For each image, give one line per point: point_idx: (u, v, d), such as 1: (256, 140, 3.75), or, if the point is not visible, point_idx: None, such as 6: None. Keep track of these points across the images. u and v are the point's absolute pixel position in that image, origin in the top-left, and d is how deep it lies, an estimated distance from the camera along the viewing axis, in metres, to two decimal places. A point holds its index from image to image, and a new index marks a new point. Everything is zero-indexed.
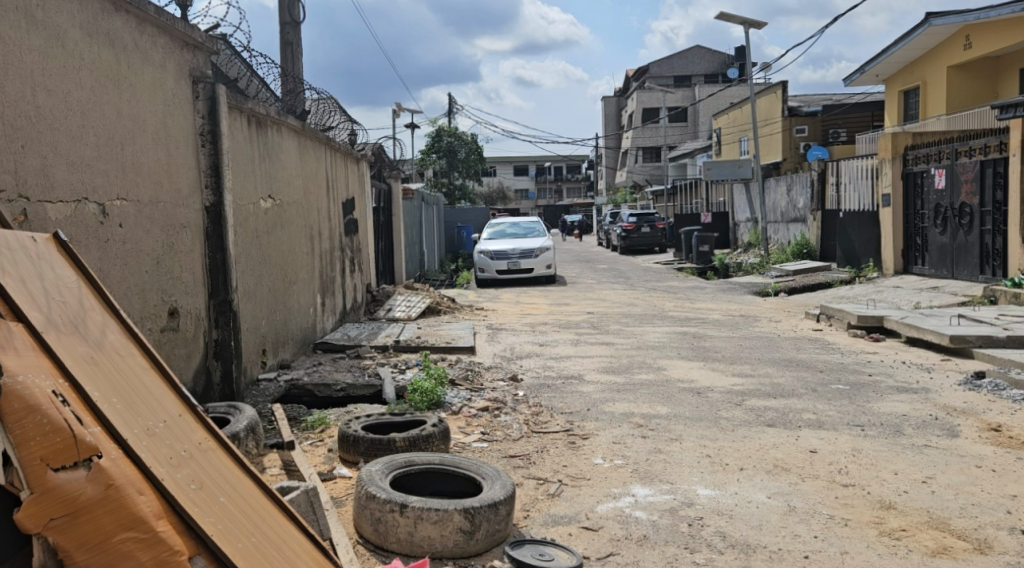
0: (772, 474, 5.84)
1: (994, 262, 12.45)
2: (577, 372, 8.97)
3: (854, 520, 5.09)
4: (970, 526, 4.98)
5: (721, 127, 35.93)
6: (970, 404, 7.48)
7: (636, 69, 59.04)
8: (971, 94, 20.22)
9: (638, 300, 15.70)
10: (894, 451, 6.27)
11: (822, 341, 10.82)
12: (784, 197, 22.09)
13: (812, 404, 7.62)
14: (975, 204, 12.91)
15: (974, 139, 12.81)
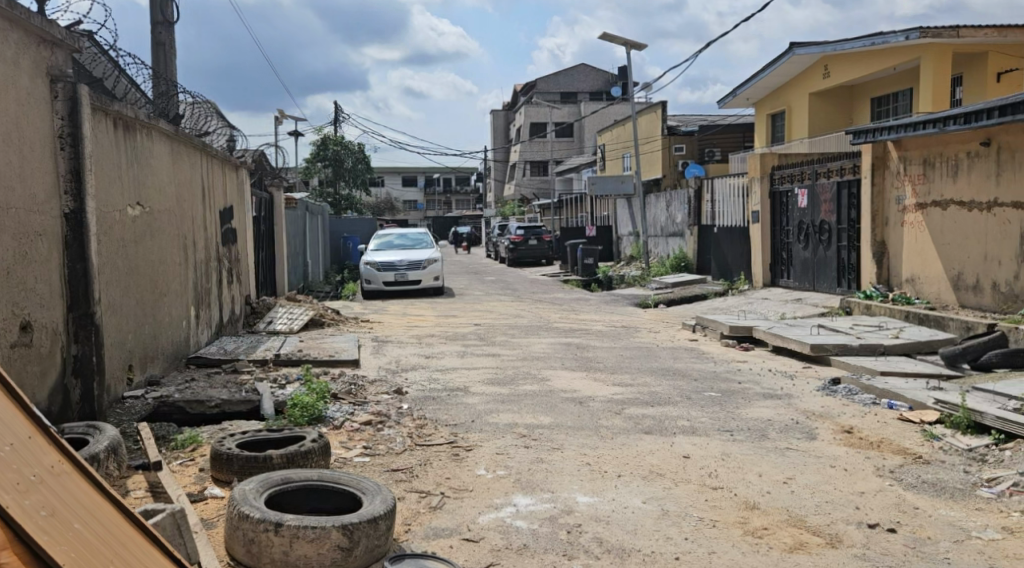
0: (648, 479, 6.08)
1: (850, 275, 13.29)
2: (462, 383, 9.04)
3: (721, 521, 5.35)
4: (823, 522, 5.32)
5: (605, 143, 36.86)
6: (827, 409, 7.97)
7: (523, 85, 59.87)
8: (830, 119, 21.51)
9: (525, 311, 15.93)
10: (759, 455, 6.63)
11: (697, 351, 11.28)
12: (664, 212, 22.88)
13: (686, 411, 7.96)
14: (833, 221, 13.75)
15: (832, 161, 13.68)
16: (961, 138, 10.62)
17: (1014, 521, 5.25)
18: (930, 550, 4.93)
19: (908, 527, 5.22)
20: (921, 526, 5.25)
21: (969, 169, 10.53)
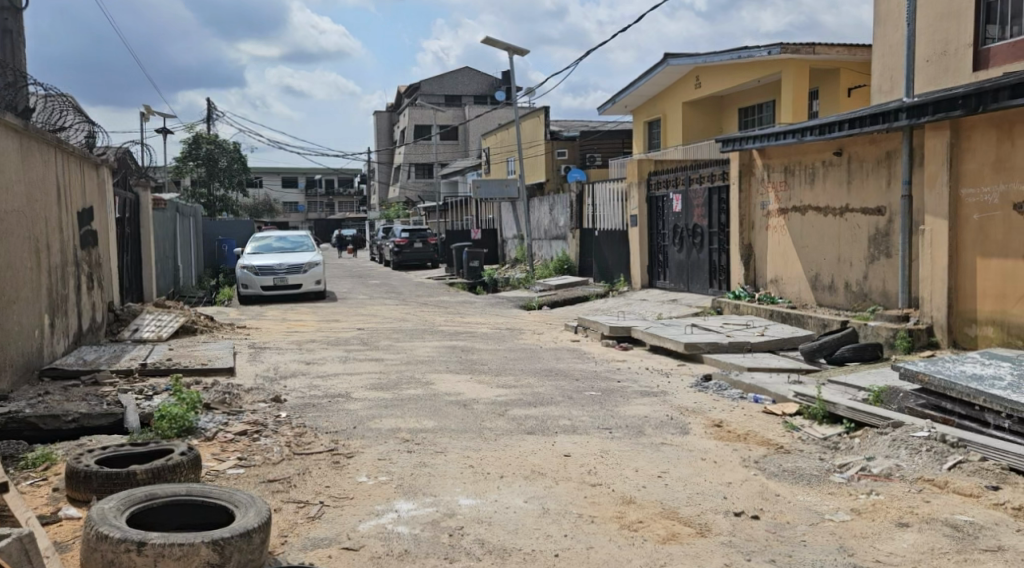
0: (530, 479, 6.14)
1: (720, 277, 13.85)
2: (344, 389, 8.90)
3: (600, 516, 5.47)
4: (694, 513, 5.52)
5: (490, 147, 37.06)
6: (700, 404, 8.27)
7: (406, 87, 59.44)
8: (701, 128, 22.33)
9: (409, 315, 15.83)
10: (636, 450, 6.81)
11: (578, 351, 11.49)
12: (547, 215, 23.19)
13: (568, 410, 8.10)
14: (704, 225, 14.29)
15: (703, 168, 14.22)
16: (818, 148, 11.23)
17: (863, 503, 5.58)
18: (790, 534, 5.19)
19: (770, 514, 5.48)
20: (781, 511, 5.52)
21: (824, 177, 11.15)
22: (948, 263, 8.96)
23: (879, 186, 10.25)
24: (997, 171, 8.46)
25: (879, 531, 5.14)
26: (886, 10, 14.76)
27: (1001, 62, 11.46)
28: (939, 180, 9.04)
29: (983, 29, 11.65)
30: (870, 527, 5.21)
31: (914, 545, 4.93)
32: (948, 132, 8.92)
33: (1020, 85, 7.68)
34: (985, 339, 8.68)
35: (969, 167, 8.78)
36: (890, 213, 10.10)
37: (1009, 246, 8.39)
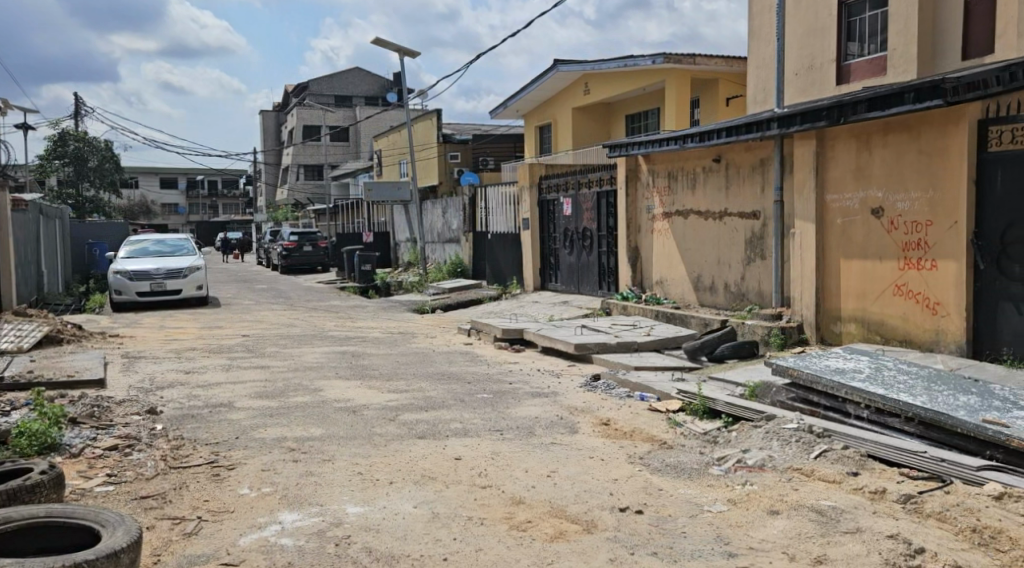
0: (419, 484, 6.07)
1: (609, 279, 14.10)
2: (226, 399, 8.57)
3: (489, 518, 5.45)
4: (582, 510, 5.57)
5: (381, 148, 36.63)
6: (588, 403, 8.37)
7: (294, 86, 58.10)
8: (590, 133, 22.73)
9: (297, 320, 15.43)
10: (526, 451, 6.83)
11: (470, 354, 11.47)
12: (439, 218, 23.10)
13: (459, 414, 8.05)
14: (593, 228, 14.52)
15: (592, 173, 14.45)
16: (698, 155, 11.58)
17: (738, 494, 5.77)
18: (671, 527, 5.30)
19: (653, 508, 5.60)
20: (663, 505, 5.64)
21: (704, 182, 11.51)
22: (814, 264, 9.39)
23: (754, 192, 10.65)
24: (858, 179, 8.92)
25: (753, 520, 5.32)
26: (759, 24, 15.40)
27: (861, 75, 13.95)
28: (807, 186, 9.46)
29: (845, 46, 14.14)
30: (745, 516, 5.39)
31: (784, 531, 5.12)
32: (814, 142, 9.34)
33: (876, 99, 8.12)
34: (849, 336, 9.13)
35: (833, 174, 9.22)
36: (764, 218, 10.51)
37: (868, 249, 8.85)
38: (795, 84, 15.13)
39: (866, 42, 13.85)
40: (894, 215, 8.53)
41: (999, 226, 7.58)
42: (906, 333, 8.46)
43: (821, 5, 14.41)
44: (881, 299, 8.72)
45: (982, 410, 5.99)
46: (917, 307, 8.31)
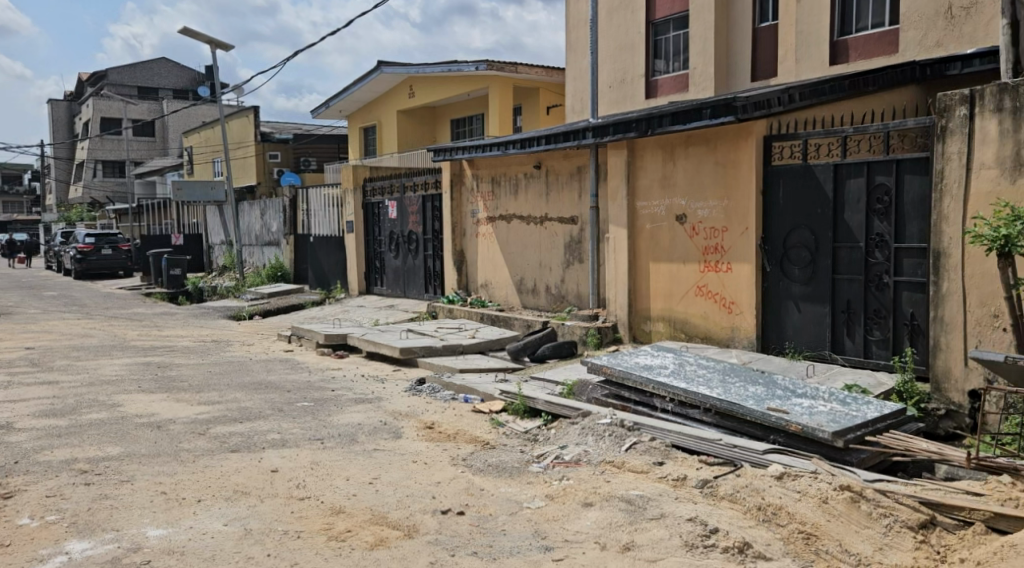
0: (231, 500, 5.75)
1: (435, 282, 14.06)
2: (5, 420, 7.77)
3: (306, 530, 5.24)
4: (404, 515, 5.48)
5: (192, 145, 34.79)
6: (413, 408, 8.28)
7: (91, 76, 54.06)
8: (414, 136, 22.63)
9: (95, 331, 14.31)
10: (348, 459, 6.65)
11: (290, 361, 11.06)
12: (257, 220, 22.20)
13: (276, 424, 7.72)
14: (419, 232, 14.41)
15: (417, 176, 14.36)
16: (519, 162, 11.77)
17: (556, 488, 5.88)
18: (492, 525, 5.31)
19: (474, 508, 5.59)
20: (484, 504, 5.65)
21: (526, 187, 11.70)
22: (626, 267, 9.76)
23: (572, 198, 10.95)
24: (664, 187, 9.35)
25: (568, 513, 5.43)
26: (576, 36, 15.85)
27: (666, 90, 14.72)
28: (619, 193, 9.83)
29: (652, 62, 14.86)
30: (561, 509, 5.49)
31: (596, 522, 5.26)
32: (625, 151, 9.71)
33: (678, 113, 8.55)
34: (658, 334, 9.55)
35: (643, 182, 9.62)
36: (581, 222, 10.82)
37: (674, 252, 9.28)
38: (608, 96, 15.70)
39: (671, 60, 14.60)
40: (696, 221, 8.98)
41: (783, 232, 8.17)
42: (706, 330, 8.94)
43: (630, 23, 15.07)
44: (685, 299, 9.17)
45: (768, 399, 6.40)
46: (716, 306, 8.80)
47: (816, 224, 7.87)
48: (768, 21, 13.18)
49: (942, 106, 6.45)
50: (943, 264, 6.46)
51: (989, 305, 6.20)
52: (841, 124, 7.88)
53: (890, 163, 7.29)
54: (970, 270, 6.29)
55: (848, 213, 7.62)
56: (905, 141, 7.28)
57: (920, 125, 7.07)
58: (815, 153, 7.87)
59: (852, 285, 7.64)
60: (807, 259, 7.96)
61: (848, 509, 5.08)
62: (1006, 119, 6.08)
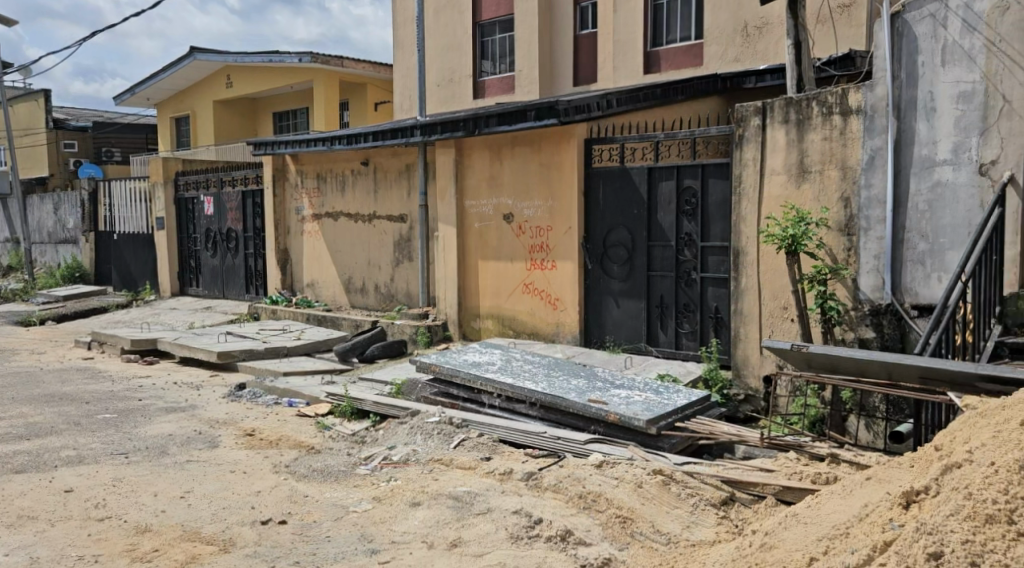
0: (15, 527, 5.36)
1: (257, 282, 13.65)
2: None
3: (106, 553, 4.99)
4: (218, 529, 5.33)
5: None
6: (232, 414, 8.03)
7: None
8: (232, 128, 21.83)
9: None
10: (156, 473, 6.37)
11: (90, 370, 10.39)
12: (50, 217, 20.62)
13: (72, 440, 7.26)
14: (239, 229, 13.94)
15: (235, 171, 13.88)
16: (346, 159, 11.63)
17: (383, 490, 5.92)
18: (315, 532, 5.29)
19: (296, 516, 5.53)
20: (308, 512, 5.61)
21: (353, 185, 11.59)
22: (455, 265, 9.90)
23: (399, 196, 10.98)
24: (491, 187, 9.56)
25: (395, 514, 5.49)
26: (403, 34, 15.85)
27: (492, 91, 15.02)
28: (447, 192, 9.95)
29: (479, 63, 15.12)
30: (388, 511, 5.55)
31: (423, 521, 5.35)
32: (452, 150, 9.83)
33: (504, 114, 8.76)
34: (487, 331, 9.75)
35: (470, 182, 9.79)
36: (410, 221, 10.86)
37: (501, 250, 9.52)
38: (437, 94, 15.80)
39: (498, 61, 14.91)
40: (521, 221, 9.25)
41: (602, 231, 8.58)
42: (533, 326, 9.23)
43: (457, 23, 15.23)
44: (512, 296, 9.42)
45: (589, 391, 6.72)
46: (542, 303, 9.10)
47: (633, 224, 8.32)
48: (588, 29, 13.71)
49: (739, 116, 7.00)
50: (742, 261, 7.02)
51: (781, 298, 6.80)
52: (654, 130, 8.36)
53: (697, 168, 7.82)
54: (765, 267, 6.88)
55: (661, 214, 8.12)
56: (709, 147, 7.75)
57: (722, 133, 7.62)
58: (630, 157, 8.30)
59: (664, 282, 8.14)
60: (624, 257, 8.40)
61: (660, 492, 5.45)
62: (792, 129, 6.69)
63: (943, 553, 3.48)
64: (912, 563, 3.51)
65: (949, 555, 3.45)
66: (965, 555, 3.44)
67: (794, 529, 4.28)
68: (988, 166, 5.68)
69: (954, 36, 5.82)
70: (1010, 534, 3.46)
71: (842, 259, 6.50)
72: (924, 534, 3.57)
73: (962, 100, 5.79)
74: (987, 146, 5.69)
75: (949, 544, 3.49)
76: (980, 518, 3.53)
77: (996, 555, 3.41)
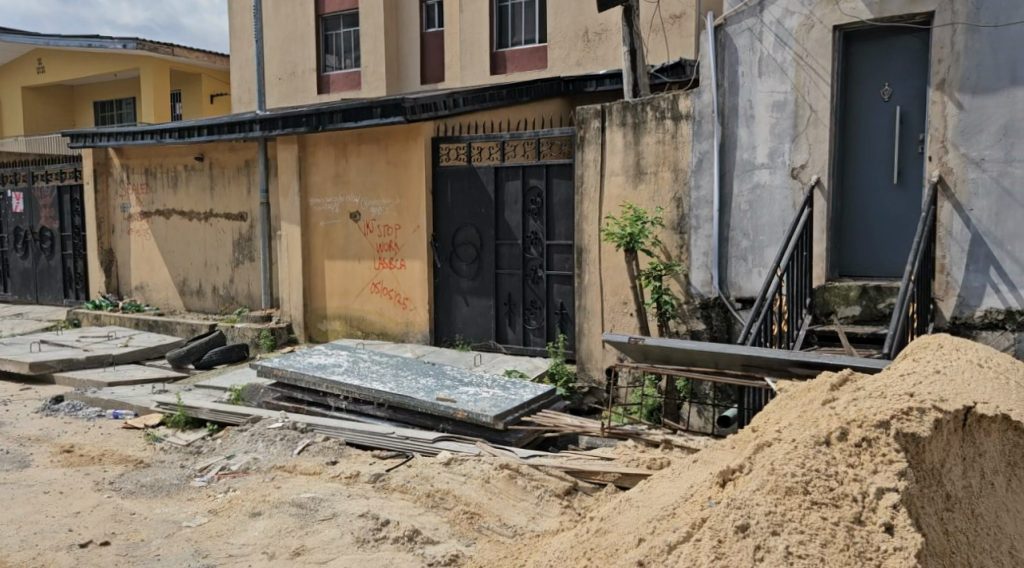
0: None
1: (76, 285, 12.81)
2: None
3: None
4: (29, 556, 4.99)
5: None
6: (46, 431, 7.51)
7: None
8: (46, 117, 20.29)
9: None
10: None
11: None
12: None
13: None
14: (54, 228, 13.04)
15: (50, 164, 12.99)
16: (179, 152, 11.12)
17: (219, 502, 5.73)
18: (143, 552, 5.05)
19: (121, 536, 5.26)
20: (133, 531, 5.34)
21: (187, 181, 11.11)
22: (300, 264, 9.68)
23: (239, 193, 10.61)
24: (337, 184, 9.40)
25: (233, 526, 5.33)
26: (240, 24, 15.29)
27: (337, 86, 14.80)
28: (290, 189, 9.70)
29: (324, 57, 14.83)
30: (225, 524, 5.38)
31: (264, 531, 5.23)
32: (295, 146, 9.60)
33: (349, 111, 8.59)
34: (334, 332, 9.59)
35: (314, 180, 9.59)
36: (251, 219, 10.53)
37: (348, 250, 9.39)
38: (279, 88, 15.33)
39: (343, 56, 14.72)
40: (369, 219, 9.15)
41: (451, 230, 8.64)
42: (381, 326, 9.16)
43: (298, 15, 14.85)
44: (361, 296, 9.31)
45: (438, 389, 6.76)
46: (390, 302, 9.05)
47: (481, 223, 8.43)
48: (434, 27, 13.77)
49: (580, 119, 7.23)
50: (584, 259, 7.27)
51: (620, 293, 7.08)
52: (500, 130, 8.50)
53: (542, 168, 8.00)
54: (606, 264, 7.14)
55: (508, 213, 8.27)
56: (553, 148, 7.96)
57: (565, 134, 7.82)
58: (477, 156, 8.39)
59: (512, 279, 8.31)
60: (473, 256, 8.50)
61: (506, 486, 5.57)
62: (629, 133, 6.98)
63: (749, 525, 3.66)
64: (722, 537, 3.67)
65: (754, 527, 3.64)
66: (768, 524, 3.63)
67: (626, 513, 4.49)
68: (799, 170, 6.17)
69: (768, 50, 6.27)
70: (806, 503, 3.69)
71: (675, 255, 6.85)
72: (733, 509, 3.74)
73: (776, 108, 6.25)
74: (798, 151, 6.17)
75: (754, 516, 3.68)
76: (781, 491, 3.75)
77: (794, 523, 3.63)
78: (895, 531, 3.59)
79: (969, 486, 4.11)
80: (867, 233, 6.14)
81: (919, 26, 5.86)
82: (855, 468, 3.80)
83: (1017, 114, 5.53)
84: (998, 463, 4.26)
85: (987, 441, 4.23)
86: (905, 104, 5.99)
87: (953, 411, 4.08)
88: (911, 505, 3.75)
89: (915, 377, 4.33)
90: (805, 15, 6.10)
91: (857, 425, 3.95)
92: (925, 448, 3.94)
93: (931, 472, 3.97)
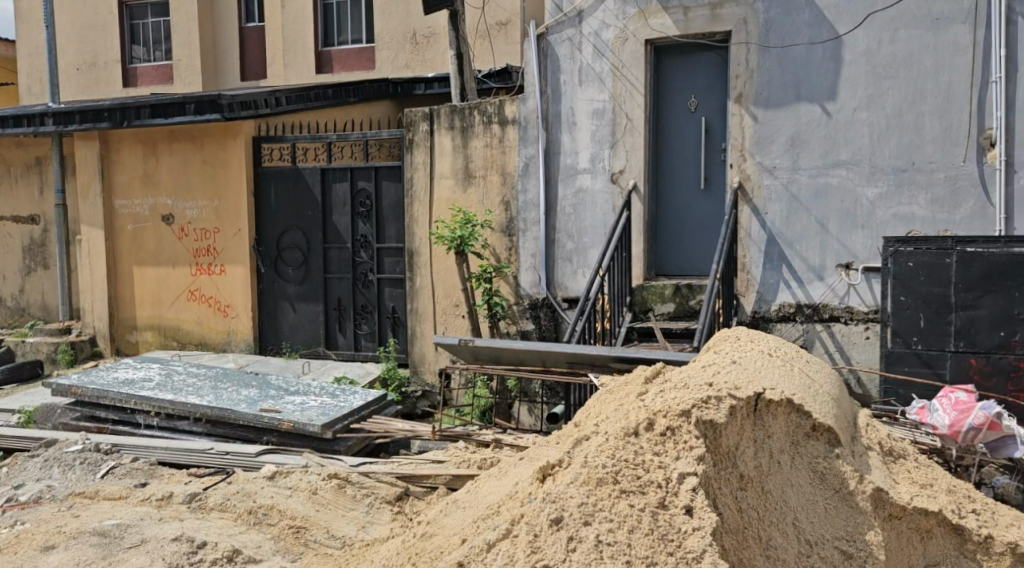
0: None
1: None
2: None
3: None
4: None
5: None
6: None
7: None
8: None
9: None
10: None
11: None
12: None
13: None
14: None
15: None
16: None
17: (5, 538, 5.15)
18: None
19: None
20: None
21: None
22: (103, 271, 8.93)
23: (29, 194, 9.63)
24: (145, 185, 8.76)
25: (21, 563, 4.81)
26: (27, 8, 13.90)
27: (145, 80, 13.82)
28: (89, 190, 8.93)
29: (129, 48, 13.78)
30: (12, 561, 4.84)
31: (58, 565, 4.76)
32: (94, 143, 8.85)
33: (157, 106, 8.04)
34: (145, 344, 8.93)
35: (119, 180, 8.89)
36: (43, 222, 9.58)
37: (159, 255, 8.78)
38: (75, 80, 13.99)
39: (151, 48, 13.77)
40: (182, 222, 8.61)
41: (275, 233, 8.30)
42: (200, 336, 8.64)
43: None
44: (175, 304, 8.74)
45: (261, 400, 6.47)
46: (209, 311, 8.56)
47: (307, 226, 8.17)
48: (254, 22, 13.24)
49: (408, 121, 7.18)
50: (416, 262, 7.23)
51: (452, 296, 7.10)
52: (327, 130, 8.35)
53: (370, 170, 7.87)
54: (436, 265, 7.14)
55: (336, 215, 8.07)
56: (382, 150, 7.85)
57: (393, 136, 7.75)
58: (302, 157, 8.13)
59: (342, 283, 8.11)
60: (299, 259, 8.23)
61: (336, 496, 5.44)
62: (457, 136, 7.02)
63: (563, 517, 3.75)
64: (538, 531, 3.75)
65: (568, 519, 3.74)
66: (580, 515, 3.74)
67: (454, 514, 4.52)
68: (618, 174, 6.49)
69: (587, 60, 6.53)
70: (615, 492, 3.81)
71: (504, 257, 6.97)
72: (548, 502, 3.83)
73: (596, 116, 6.53)
74: (616, 157, 6.48)
75: (568, 509, 3.78)
76: (594, 481, 3.86)
77: (604, 512, 3.74)
78: (695, 512, 3.74)
79: (760, 465, 4.20)
80: (683, 234, 6.56)
81: (719, 43, 6.33)
82: (661, 456, 3.96)
83: (802, 126, 6.11)
84: (783, 443, 4.32)
85: (775, 423, 4.32)
86: (710, 115, 6.45)
87: (746, 398, 4.21)
88: (708, 487, 3.92)
89: (715, 367, 4.51)
90: (620, 28, 6.42)
91: (663, 415, 4.11)
92: (722, 435, 4.09)
93: (727, 454, 4.11)
